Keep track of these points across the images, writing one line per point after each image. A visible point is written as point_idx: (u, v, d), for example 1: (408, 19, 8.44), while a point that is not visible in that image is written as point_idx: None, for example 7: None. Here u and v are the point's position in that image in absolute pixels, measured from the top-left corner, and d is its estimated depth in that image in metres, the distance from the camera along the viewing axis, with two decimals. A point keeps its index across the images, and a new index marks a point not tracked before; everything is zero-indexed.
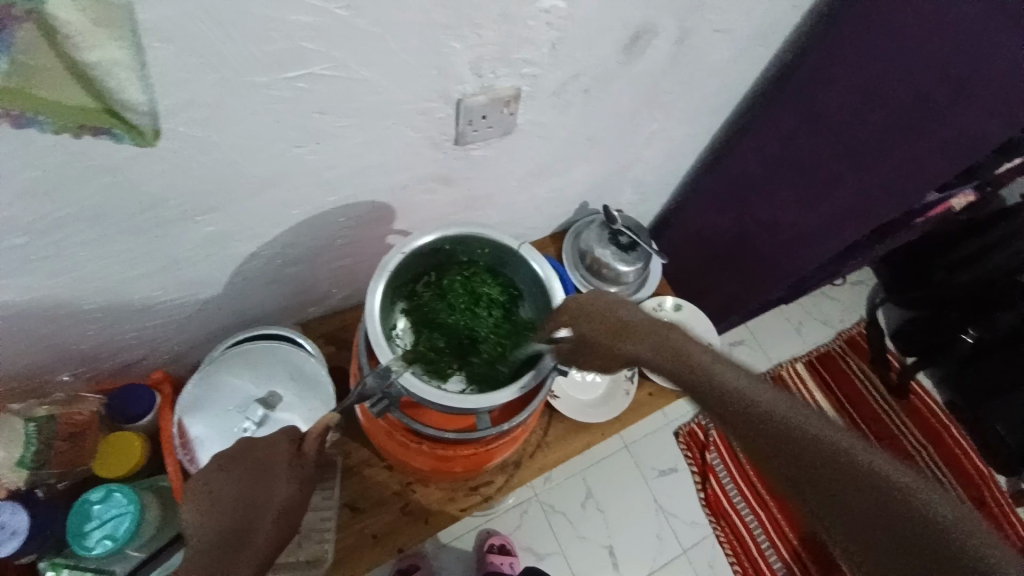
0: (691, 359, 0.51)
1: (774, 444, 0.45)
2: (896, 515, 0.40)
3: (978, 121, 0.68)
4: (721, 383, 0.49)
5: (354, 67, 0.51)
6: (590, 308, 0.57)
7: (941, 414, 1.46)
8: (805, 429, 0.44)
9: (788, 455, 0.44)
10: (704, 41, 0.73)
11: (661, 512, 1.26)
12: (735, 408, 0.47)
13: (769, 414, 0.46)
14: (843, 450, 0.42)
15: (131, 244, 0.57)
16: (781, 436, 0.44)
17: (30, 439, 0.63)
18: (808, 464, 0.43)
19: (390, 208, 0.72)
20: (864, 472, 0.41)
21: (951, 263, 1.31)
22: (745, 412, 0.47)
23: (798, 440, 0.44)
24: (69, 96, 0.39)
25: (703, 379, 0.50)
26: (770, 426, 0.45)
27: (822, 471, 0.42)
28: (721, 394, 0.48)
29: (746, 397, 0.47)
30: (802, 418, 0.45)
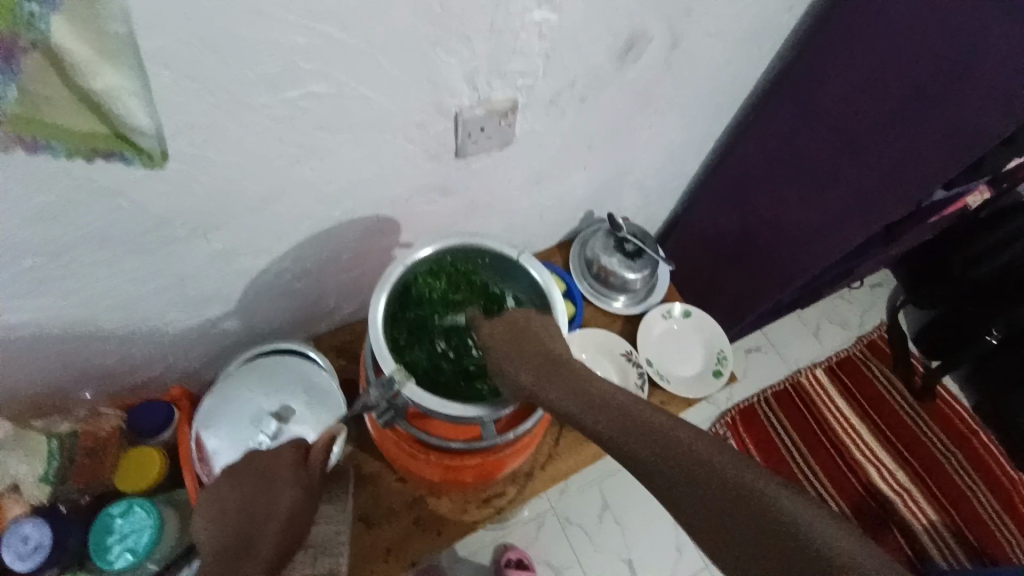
0: (626, 403, 0.54)
1: (692, 486, 0.47)
2: (796, 553, 0.42)
3: (979, 111, 0.67)
4: (648, 421, 0.52)
5: (349, 83, 0.53)
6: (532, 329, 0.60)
7: (968, 418, 1.42)
8: (719, 469, 0.47)
9: (701, 499, 0.46)
10: (695, 45, 0.74)
11: (680, 524, 1.24)
12: (658, 453, 0.49)
13: (690, 453, 0.49)
14: (755, 489, 0.46)
15: (141, 263, 0.60)
16: (697, 479, 0.47)
17: (53, 454, 0.66)
18: (717, 506, 0.46)
19: (395, 221, 0.74)
20: (756, 499, 0.45)
21: (965, 259, 1.29)
22: (668, 458, 0.49)
23: (711, 478, 0.47)
24: (78, 120, 0.42)
25: (630, 423, 0.52)
26: (687, 467, 0.48)
27: (731, 514, 0.45)
28: (643, 436, 0.51)
29: (671, 437, 0.50)
30: (719, 457, 0.48)
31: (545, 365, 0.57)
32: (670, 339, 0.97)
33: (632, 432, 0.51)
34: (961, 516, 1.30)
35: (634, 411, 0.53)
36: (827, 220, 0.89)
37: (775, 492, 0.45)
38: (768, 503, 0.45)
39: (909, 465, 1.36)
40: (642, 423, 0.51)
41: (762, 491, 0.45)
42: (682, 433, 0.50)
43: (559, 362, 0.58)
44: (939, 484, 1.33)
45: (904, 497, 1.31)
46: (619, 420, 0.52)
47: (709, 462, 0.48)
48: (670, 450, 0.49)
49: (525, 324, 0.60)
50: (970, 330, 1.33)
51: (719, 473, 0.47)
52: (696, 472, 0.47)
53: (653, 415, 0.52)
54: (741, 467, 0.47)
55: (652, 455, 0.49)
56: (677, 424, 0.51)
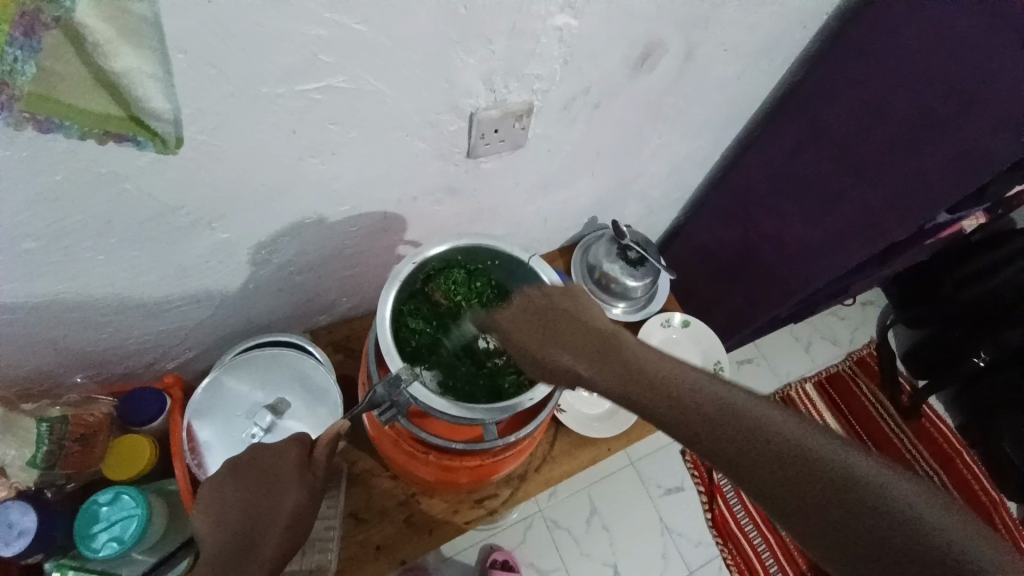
0: (678, 375, 0.52)
1: (767, 463, 0.46)
2: (835, 490, 0.45)
3: (984, 138, 0.68)
4: (706, 392, 0.50)
5: (367, 79, 0.52)
6: (551, 308, 0.57)
7: (953, 438, 1.43)
8: (759, 421, 0.48)
9: (780, 479, 0.45)
10: (710, 58, 0.74)
11: (666, 531, 1.25)
12: (728, 427, 0.48)
13: (763, 429, 0.47)
14: (790, 438, 0.47)
15: (142, 250, 0.59)
16: (775, 455, 0.46)
17: (42, 439, 0.64)
18: (797, 486, 0.45)
19: (401, 218, 0.73)
20: (798, 449, 0.46)
21: (957, 280, 1.31)
22: (742, 433, 0.47)
23: (788, 456, 0.46)
24: (95, 103, 0.41)
25: (686, 389, 0.50)
26: (765, 444, 0.46)
27: (809, 488, 0.45)
28: (707, 409, 0.49)
29: (736, 409, 0.49)
30: (795, 431, 0.47)
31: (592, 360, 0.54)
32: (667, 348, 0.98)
33: (694, 406, 0.49)
34: None
35: (690, 382, 0.51)
36: (829, 237, 0.90)
37: (849, 455, 0.46)
38: (844, 471, 0.45)
39: None
40: (699, 394, 0.50)
41: (797, 438, 0.47)
42: (747, 407, 0.49)
43: (583, 332, 0.56)
44: None
45: None
46: (672, 387, 0.50)
47: (763, 426, 0.47)
48: (743, 424, 0.48)
49: (544, 309, 0.57)
50: (958, 350, 1.36)
51: (800, 448, 0.46)
52: (773, 449, 0.46)
53: (714, 386, 0.50)
54: (814, 434, 0.47)
55: (721, 430, 0.48)
56: (736, 392, 0.50)
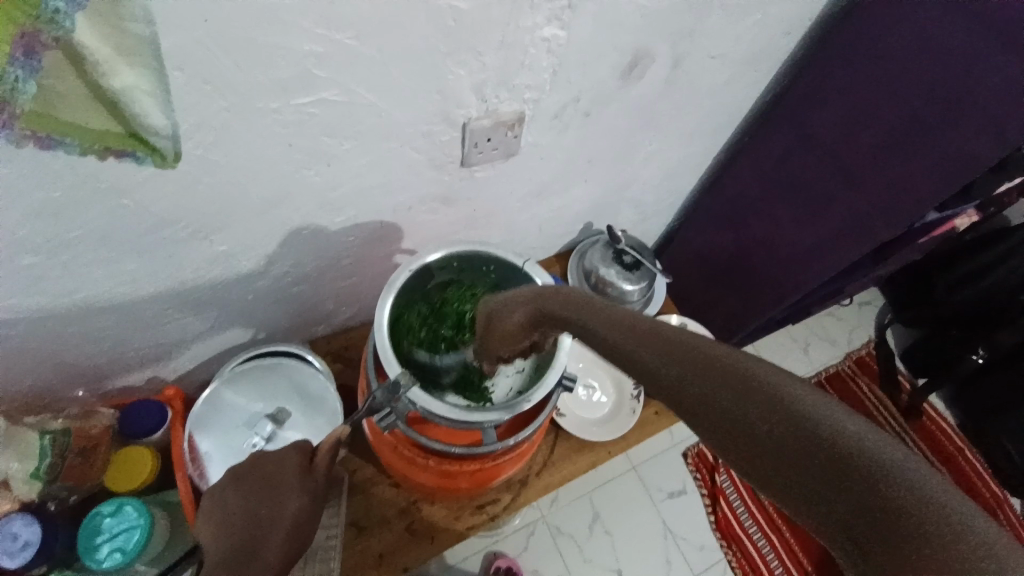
0: (650, 324, 0.45)
1: (720, 394, 0.37)
2: (806, 443, 0.33)
3: (967, 141, 0.69)
4: (674, 337, 0.42)
5: (361, 92, 0.53)
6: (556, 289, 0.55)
7: (954, 437, 1.45)
8: (726, 359, 0.39)
9: (749, 428, 0.35)
10: (698, 65, 0.75)
11: (669, 536, 1.25)
12: (692, 368, 0.40)
13: (736, 369, 0.38)
14: (752, 374, 0.37)
15: (142, 263, 0.60)
16: (746, 398, 0.36)
17: (45, 453, 0.64)
18: (758, 424, 0.35)
19: (396, 228, 0.74)
20: (765, 390, 0.36)
21: (951, 282, 1.30)
22: (707, 374, 0.39)
23: (750, 388, 0.36)
24: (93, 120, 0.42)
25: (651, 339, 0.44)
26: (738, 387, 0.37)
27: (771, 438, 0.34)
28: (669, 352, 0.42)
29: (701, 350, 0.40)
30: (777, 379, 0.37)
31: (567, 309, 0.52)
32: None
33: (654, 340, 0.43)
34: None
35: (660, 330, 0.44)
36: (818, 242, 0.91)
37: (856, 427, 0.33)
38: (840, 430, 0.33)
39: None
40: (667, 339, 0.43)
41: (765, 380, 0.37)
42: (712, 346, 0.41)
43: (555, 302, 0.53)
44: None
45: None
46: (636, 335, 0.45)
47: (730, 363, 0.39)
48: (710, 364, 0.39)
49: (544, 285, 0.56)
50: (955, 351, 1.36)
51: (784, 396, 0.35)
52: (750, 391, 0.36)
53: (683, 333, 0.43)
54: (822, 398, 0.35)
55: (684, 371, 0.40)
56: (707, 336, 0.42)
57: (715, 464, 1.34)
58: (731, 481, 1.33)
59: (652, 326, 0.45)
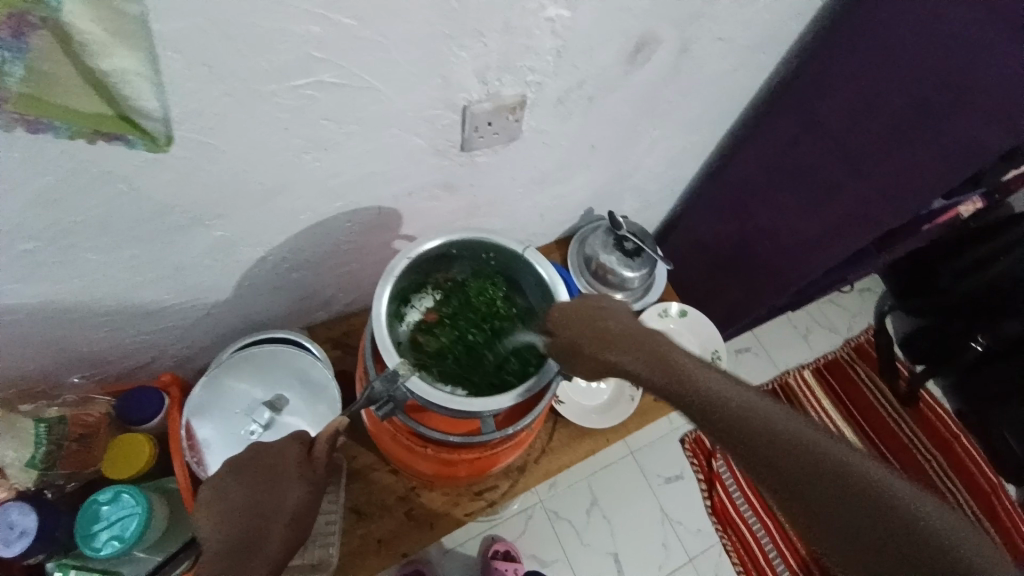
0: (768, 417, 0.48)
1: (821, 488, 0.45)
2: (896, 531, 0.43)
3: (977, 129, 0.68)
4: (799, 442, 0.47)
5: (359, 75, 0.52)
6: (596, 313, 0.59)
7: (951, 423, 1.46)
8: (820, 450, 0.46)
9: (875, 538, 0.43)
10: (706, 49, 0.74)
11: (666, 521, 1.25)
12: (821, 480, 0.45)
13: (862, 481, 0.45)
14: (848, 466, 0.46)
15: (137, 251, 0.59)
16: (843, 492, 0.45)
17: (40, 440, 0.64)
18: (858, 520, 0.44)
19: (396, 214, 0.73)
20: (862, 482, 0.45)
21: (956, 271, 1.29)
22: (838, 487, 0.45)
23: (847, 479, 0.45)
24: (85, 104, 0.41)
25: (775, 436, 0.47)
26: (854, 490, 0.44)
27: (869, 527, 0.43)
28: (792, 456, 0.46)
29: (830, 457, 0.46)
30: (879, 476, 0.45)
31: (651, 373, 0.54)
32: None
33: (750, 424, 0.48)
34: None
35: (774, 423, 0.48)
36: (822, 230, 0.90)
37: (921, 504, 0.44)
38: (910, 512, 0.44)
39: (890, 468, 1.38)
40: (781, 435, 0.47)
41: (861, 471, 0.45)
42: (806, 432, 0.48)
43: (620, 344, 0.56)
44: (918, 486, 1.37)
45: None
46: (764, 436, 0.48)
47: (828, 457, 0.46)
48: (841, 476, 0.45)
49: (593, 312, 0.59)
50: (955, 342, 1.36)
51: (901, 506, 0.44)
52: (872, 502, 0.44)
53: (810, 432, 0.48)
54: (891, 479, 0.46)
55: (816, 482, 0.45)
56: (790, 416, 0.49)
57: (712, 450, 1.34)
58: (728, 466, 1.34)
59: (740, 405, 0.50)
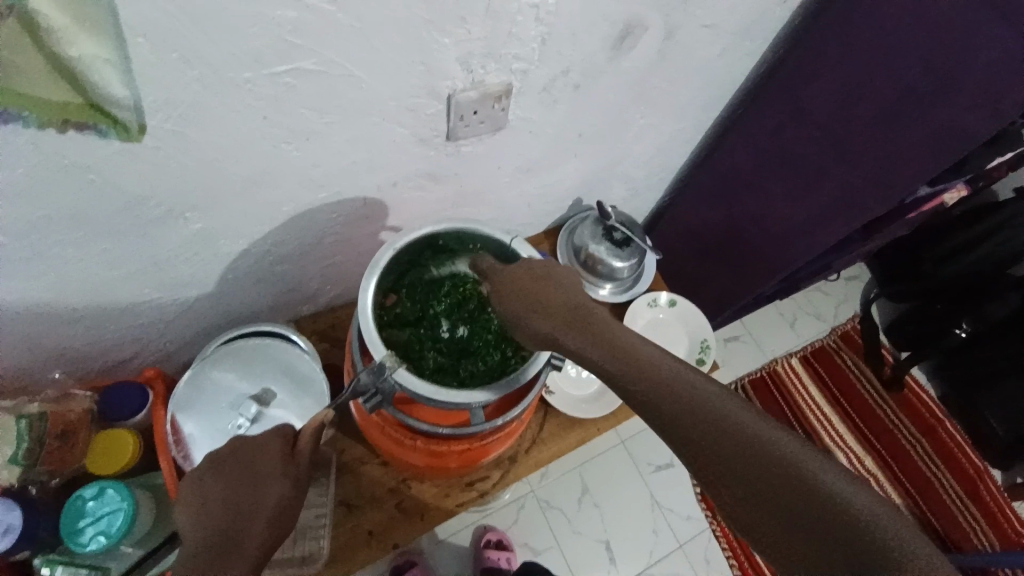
0: (690, 390, 0.49)
1: (721, 445, 0.45)
2: (790, 485, 0.42)
3: (965, 114, 0.69)
4: (717, 414, 0.47)
5: (340, 63, 0.51)
6: (551, 284, 0.59)
7: (935, 407, 1.46)
8: (725, 412, 0.47)
9: (765, 490, 0.42)
10: (692, 35, 0.73)
11: (656, 508, 1.26)
12: (732, 448, 0.45)
13: (773, 451, 0.44)
14: (753, 432, 0.45)
15: (115, 244, 0.57)
16: (744, 452, 0.44)
17: (21, 437, 0.63)
18: (755, 475, 0.43)
19: (381, 206, 0.72)
20: (763, 445, 0.44)
21: (940, 256, 1.31)
22: (734, 448, 0.45)
23: (747, 441, 0.45)
24: (50, 92, 0.39)
25: (695, 408, 0.47)
26: (751, 450, 0.44)
27: (763, 479, 0.43)
28: (695, 415, 0.47)
29: (745, 429, 0.46)
30: (784, 445, 0.45)
31: (582, 339, 0.55)
32: (655, 328, 0.98)
33: (666, 383, 0.50)
34: (930, 504, 1.33)
35: (690, 390, 0.49)
36: (810, 215, 0.90)
37: (824, 471, 0.43)
38: (806, 474, 0.42)
39: (877, 453, 1.39)
40: (691, 396, 0.48)
41: (764, 437, 0.45)
42: (717, 398, 0.48)
43: (562, 310, 0.57)
44: (906, 471, 1.37)
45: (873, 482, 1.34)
46: (683, 404, 0.48)
47: (732, 420, 0.46)
48: (752, 446, 0.44)
49: (545, 282, 0.59)
50: (941, 325, 1.37)
51: (799, 468, 0.43)
52: (771, 464, 0.43)
53: (731, 406, 0.47)
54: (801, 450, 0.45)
55: (727, 451, 0.45)
56: (708, 387, 0.49)
57: None
58: None
59: (660, 370, 0.51)
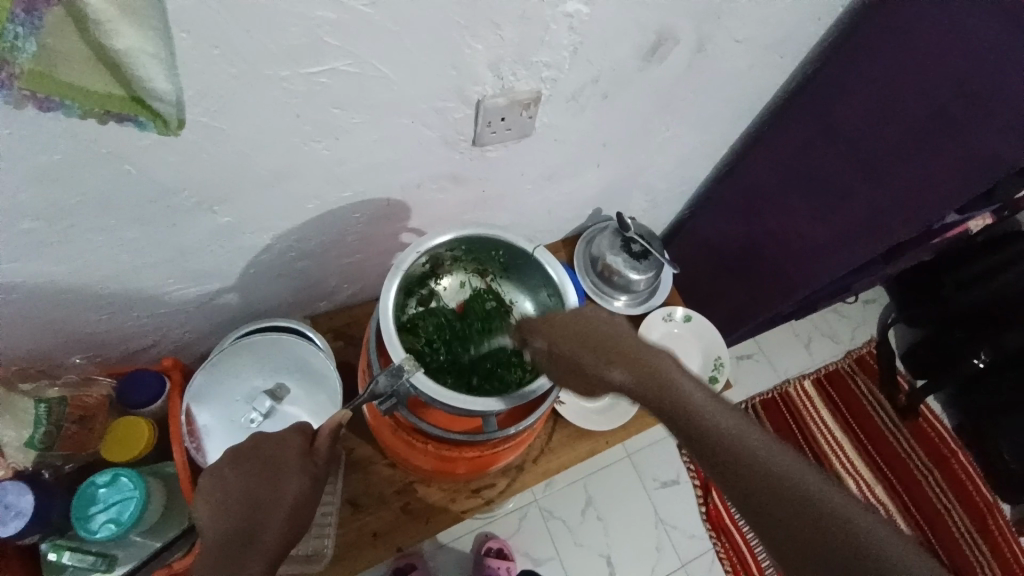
0: (725, 427, 0.53)
1: (757, 482, 0.50)
2: (820, 520, 0.47)
3: (994, 140, 0.68)
4: (749, 452, 0.51)
5: (373, 63, 0.51)
6: (585, 323, 0.60)
7: (949, 438, 1.44)
8: (759, 450, 0.52)
9: (798, 525, 0.47)
10: (722, 49, 0.73)
11: (660, 524, 1.25)
12: (764, 485, 0.49)
13: (801, 488, 0.49)
14: (785, 470, 0.50)
15: (142, 233, 0.58)
16: (779, 490, 0.49)
17: (39, 421, 0.64)
18: (789, 510, 0.48)
19: (403, 206, 0.73)
20: (794, 483, 0.49)
21: (960, 280, 1.29)
22: (770, 485, 0.49)
23: (780, 479, 0.50)
24: (95, 81, 0.40)
25: (732, 446, 0.52)
26: (782, 486, 0.49)
27: (795, 514, 0.48)
28: (734, 452, 0.51)
29: (775, 466, 0.51)
30: (810, 480, 0.50)
31: (625, 372, 0.57)
32: (669, 342, 0.97)
33: (705, 421, 0.54)
34: (936, 535, 1.32)
35: (725, 427, 0.53)
36: (835, 235, 0.89)
37: (847, 505, 0.48)
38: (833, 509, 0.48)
39: (886, 480, 1.37)
40: (729, 434, 0.53)
41: (796, 474, 0.50)
42: (750, 434, 0.53)
43: (602, 347, 0.59)
44: (914, 501, 1.35)
45: (881, 511, 1.33)
46: (722, 440, 0.52)
47: (766, 458, 0.51)
48: (782, 481, 0.50)
49: (577, 320, 0.61)
50: (958, 352, 1.34)
51: (826, 504, 0.48)
52: (801, 500, 0.48)
53: (758, 441, 0.52)
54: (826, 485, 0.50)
55: (759, 484, 0.50)
56: (741, 423, 0.54)
57: None
58: None
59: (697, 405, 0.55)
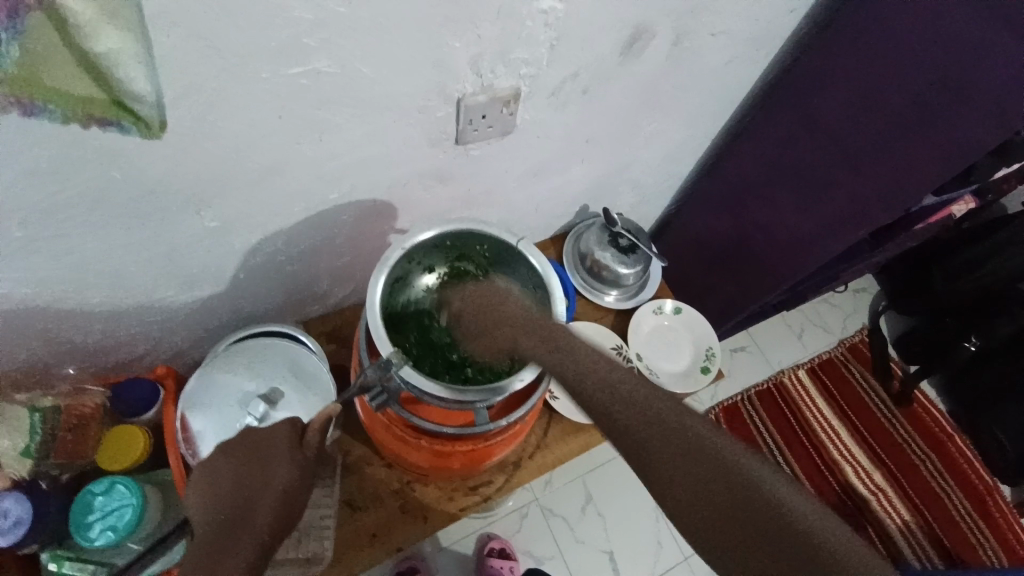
0: (634, 394, 0.50)
1: (666, 451, 0.47)
2: (733, 489, 0.44)
3: (969, 124, 0.69)
4: (663, 421, 0.48)
5: (355, 62, 0.52)
6: (501, 299, 0.63)
7: (945, 423, 1.45)
8: (672, 419, 0.48)
9: (708, 493, 0.44)
10: (698, 43, 0.74)
11: (661, 518, 1.25)
12: (677, 452, 0.46)
13: (725, 466, 0.46)
14: (698, 435, 0.47)
15: (132, 238, 0.59)
16: (694, 458, 0.46)
17: (34, 430, 0.65)
18: (705, 484, 0.45)
19: (391, 207, 0.74)
20: (710, 453, 0.46)
21: (952, 270, 1.29)
22: (680, 451, 0.47)
23: (690, 446, 0.47)
24: (78, 86, 0.41)
25: (636, 412, 0.49)
26: (695, 452, 0.46)
27: (706, 482, 0.45)
28: (642, 419, 0.49)
29: (701, 441, 0.47)
30: (726, 448, 0.47)
31: (530, 344, 0.58)
32: (659, 335, 0.98)
33: (608, 384, 0.52)
34: (934, 516, 1.34)
35: (636, 395, 0.50)
36: (816, 225, 0.90)
37: (763, 476, 0.45)
38: (751, 481, 0.45)
39: (885, 466, 1.38)
40: (636, 401, 0.50)
41: (708, 441, 0.47)
42: (662, 402, 0.50)
43: (511, 320, 0.61)
44: (914, 486, 1.36)
45: (879, 497, 1.34)
46: (644, 425, 0.48)
47: (677, 425, 0.48)
48: (707, 458, 0.46)
49: (494, 297, 0.63)
50: (951, 339, 1.36)
51: (740, 473, 0.45)
52: (714, 468, 0.45)
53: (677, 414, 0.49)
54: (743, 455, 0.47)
55: (683, 471, 0.46)
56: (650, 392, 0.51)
57: None
58: None
59: (603, 373, 0.53)
